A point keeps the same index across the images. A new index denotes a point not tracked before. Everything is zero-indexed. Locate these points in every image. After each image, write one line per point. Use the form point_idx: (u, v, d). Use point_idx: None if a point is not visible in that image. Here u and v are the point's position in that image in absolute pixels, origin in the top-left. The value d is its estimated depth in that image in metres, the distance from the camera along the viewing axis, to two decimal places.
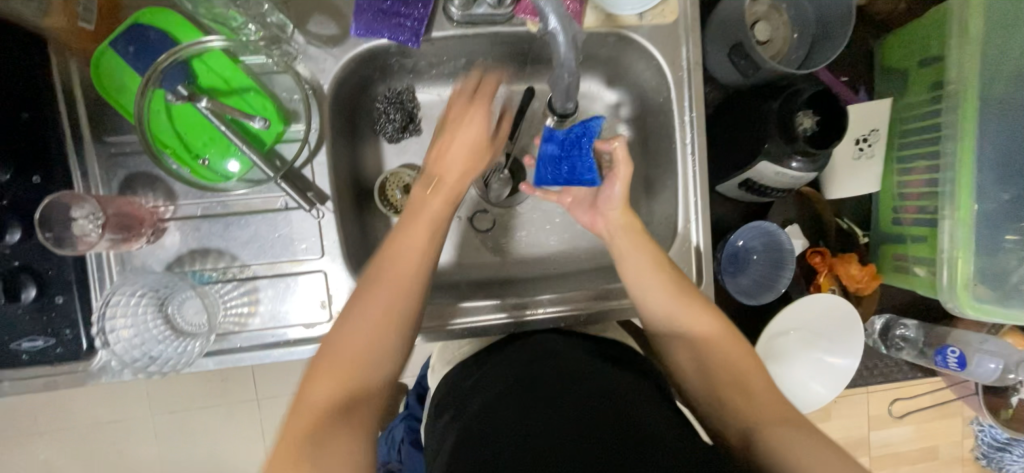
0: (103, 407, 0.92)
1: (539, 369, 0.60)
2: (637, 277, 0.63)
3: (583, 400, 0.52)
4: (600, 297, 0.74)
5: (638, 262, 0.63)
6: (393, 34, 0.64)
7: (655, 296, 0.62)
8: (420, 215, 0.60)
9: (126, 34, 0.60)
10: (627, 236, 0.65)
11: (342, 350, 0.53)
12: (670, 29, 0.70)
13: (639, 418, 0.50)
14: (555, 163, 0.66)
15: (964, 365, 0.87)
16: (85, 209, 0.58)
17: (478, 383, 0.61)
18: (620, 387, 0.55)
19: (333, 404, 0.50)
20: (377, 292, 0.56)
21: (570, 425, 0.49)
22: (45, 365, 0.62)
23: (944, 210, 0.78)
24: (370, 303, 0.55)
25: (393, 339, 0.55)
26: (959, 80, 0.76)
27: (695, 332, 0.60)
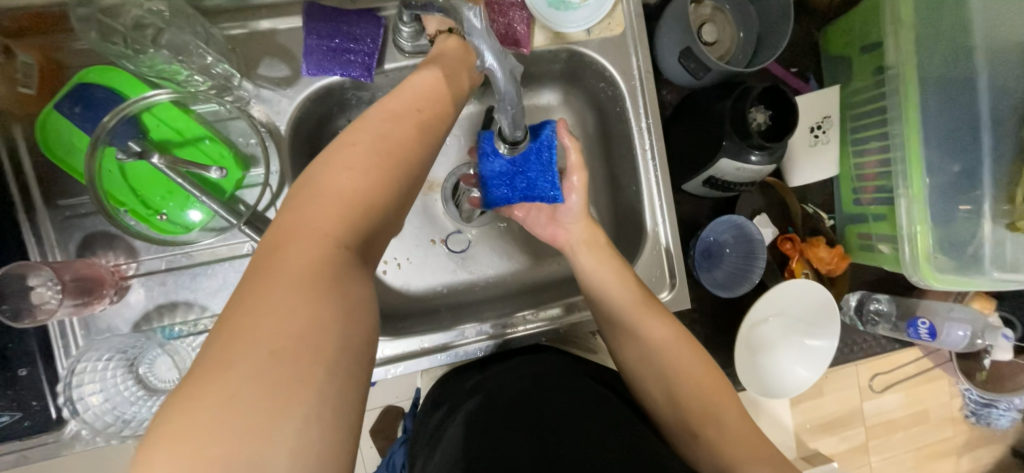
0: (85, 468, 0.89)
1: (534, 370, 0.64)
2: (602, 286, 0.65)
3: (569, 410, 0.55)
4: (570, 308, 0.75)
5: (604, 274, 0.65)
6: (346, 71, 0.65)
7: (621, 304, 0.63)
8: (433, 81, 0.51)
9: (71, 94, 0.59)
10: (588, 254, 0.66)
11: (345, 183, 0.41)
12: (618, 41, 0.72)
13: (620, 434, 0.53)
14: (507, 179, 0.66)
15: (936, 335, 0.91)
16: (42, 276, 0.56)
17: (469, 391, 0.63)
18: (604, 403, 0.58)
19: (340, 246, 0.39)
20: (395, 132, 0.45)
21: (559, 436, 0.51)
22: (14, 440, 0.59)
23: (899, 188, 0.81)
24: (384, 138, 0.44)
25: (405, 183, 0.44)
26: (898, 64, 0.80)
27: (660, 342, 0.61)
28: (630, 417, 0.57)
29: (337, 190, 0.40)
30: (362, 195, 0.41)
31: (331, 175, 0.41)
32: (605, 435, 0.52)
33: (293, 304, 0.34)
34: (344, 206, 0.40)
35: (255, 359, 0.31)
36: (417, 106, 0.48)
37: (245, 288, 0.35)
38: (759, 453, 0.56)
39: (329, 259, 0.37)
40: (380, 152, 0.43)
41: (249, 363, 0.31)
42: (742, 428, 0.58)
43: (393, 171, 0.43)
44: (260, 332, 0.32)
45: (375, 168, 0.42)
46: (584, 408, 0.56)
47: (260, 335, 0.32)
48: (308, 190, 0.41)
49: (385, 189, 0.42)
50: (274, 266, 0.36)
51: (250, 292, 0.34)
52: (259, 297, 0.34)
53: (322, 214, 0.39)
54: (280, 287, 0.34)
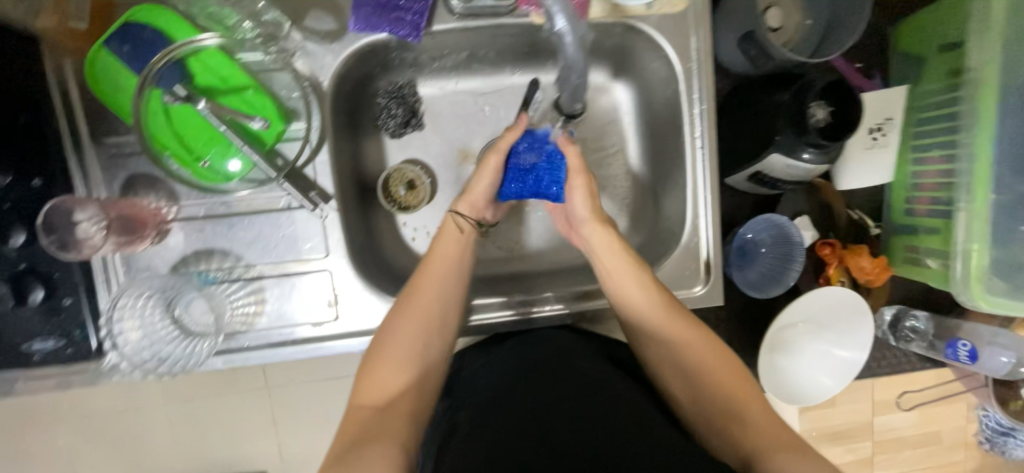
0: (116, 397, 0.93)
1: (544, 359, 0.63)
2: (623, 288, 0.64)
3: (580, 398, 0.55)
4: (578, 297, 0.73)
5: (623, 277, 0.64)
6: (393, 29, 0.63)
7: (642, 308, 0.63)
8: (448, 242, 0.65)
9: (120, 33, 0.59)
10: (609, 254, 0.65)
11: (387, 354, 0.58)
12: (679, 19, 0.68)
13: (632, 421, 0.52)
14: (521, 176, 0.69)
15: (975, 358, 0.87)
16: (89, 212, 0.59)
17: (478, 376, 0.65)
18: (616, 390, 0.58)
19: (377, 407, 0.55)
20: (416, 309, 0.61)
21: (570, 427, 0.51)
22: (56, 365, 0.62)
23: (960, 202, 0.76)
24: (408, 322, 0.60)
25: (432, 343, 0.61)
26: (979, 67, 0.73)
27: (678, 340, 0.61)
28: (645, 405, 0.57)
29: (413, 298, 0.61)
30: (428, 301, 0.61)
31: (411, 290, 0.62)
32: (617, 422, 0.52)
33: (388, 381, 0.57)
34: (417, 309, 0.61)
35: (367, 412, 0.55)
36: (456, 223, 0.67)
37: (360, 369, 0.59)
38: (792, 447, 0.51)
39: (410, 348, 0.59)
40: (444, 266, 0.63)
41: (363, 417, 0.54)
42: (772, 425, 0.54)
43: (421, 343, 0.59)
44: (369, 398, 0.56)
45: (439, 282, 0.62)
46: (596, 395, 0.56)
47: (370, 400, 0.56)
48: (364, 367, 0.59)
49: (413, 356, 0.59)
50: (376, 354, 0.58)
51: (364, 371, 0.58)
52: (370, 376, 0.57)
53: (401, 318, 0.60)
54: (381, 369, 0.57)
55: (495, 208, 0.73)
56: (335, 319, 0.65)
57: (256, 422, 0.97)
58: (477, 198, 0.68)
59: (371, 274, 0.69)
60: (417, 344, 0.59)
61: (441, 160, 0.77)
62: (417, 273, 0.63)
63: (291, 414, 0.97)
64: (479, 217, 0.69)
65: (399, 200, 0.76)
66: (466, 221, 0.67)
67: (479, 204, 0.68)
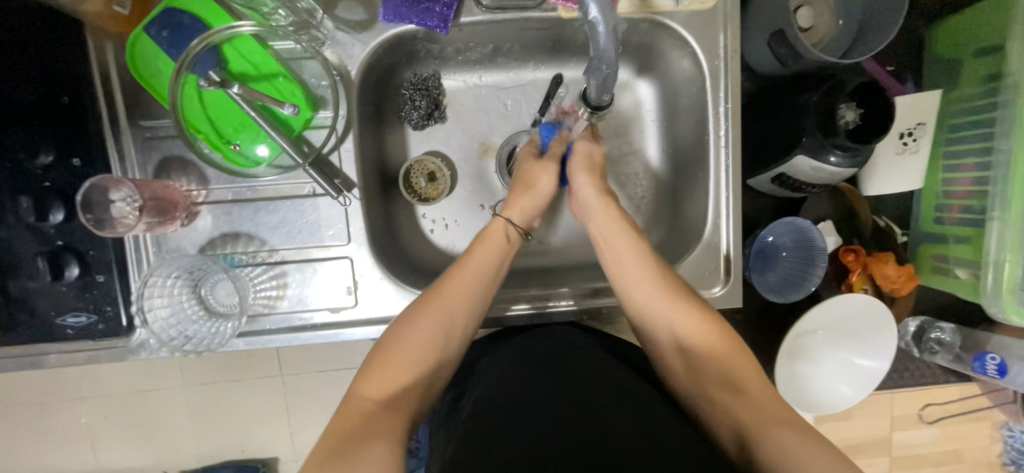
0: (138, 375, 0.96)
1: (542, 355, 0.64)
2: (636, 277, 0.64)
3: (584, 396, 0.55)
4: (592, 295, 0.73)
5: (634, 268, 0.65)
6: (421, 20, 0.64)
7: (647, 286, 0.64)
8: (487, 237, 0.66)
9: (159, 18, 0.60)
10: (620, 248, 0.66)
11: (412, 337, 0.58)
12: (708, 16, 0.67)
13: (634, 418, 0.52)
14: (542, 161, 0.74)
15: (1005, 373, 0.84)
16: (123, 192, 0.60)
17: (480, 373, 0.64)
18: (622, 386, 0.57)
19: (386, 395, 0.54)
20: (450, 291, 0.61)
21: (570, 427, 0.50)
22: (87, 340, 0.64)
23: (993, 211, 0.74)
24: (438, 304, 0.60)
25: (456, 337, 0.60)
26: (1018, 71, 0.70)
27: (689, 339, 0.60)
28: (648, 399, 0.56)
29: (441, 298, 0.60)
30: (453, 305, 0.60)
31: (439, 291, 0.61)
32: (620, 419, 0.51)
33: (400, 377, 0.55)
34: (443, 310, 0.59)
35: (370, 406, 0.52)
36: (506, 231, 0.68)
37: (372, 360, 0.57)
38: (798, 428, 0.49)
39: (427, 348, 0.57)
40: (479, 261, 0.63)
41: (367, 408, 0.52)
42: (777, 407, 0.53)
43: (447, 329, 0.59)
44: (376, 390, 0.54)
45: (468, 287, 0.61)
46: (601, 392, 0.55)
47: (376, 393, 0.54)
48: (379, 346, 0.58)
49: (435, 342, 0.58)
50: (393, 349, 0.57)
51: (381, 352, 0.57)
52: (383, 369, 0.55)
53: (425, 318, 0.59)
54: (396, 361, 0.56)
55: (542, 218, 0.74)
56: (354, 305, 0.67)
57: (271, 406, 0.99)
58: (526, 208, 0.70)
59: (390, 263, 0.69)
60: (440, 330, 0.59)
61: (462, 152, 0.78)
62: (448, 275, 0.62)
63: (305, 400, 0.99)
64: (526, 226, 0.71)
65: (419, 191, 0.76)
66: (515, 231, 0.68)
67: (528, 217, 0.70)
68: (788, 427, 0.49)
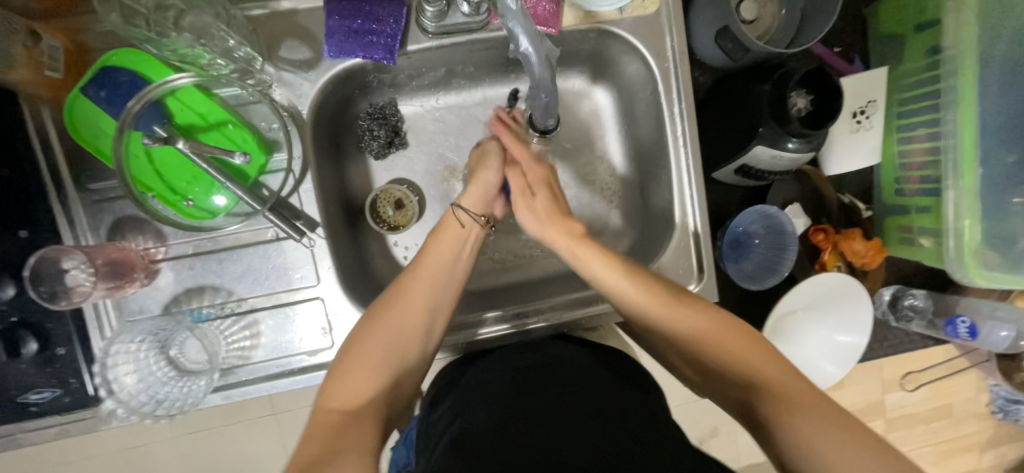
0: (123, 434, 0.93)
1: (537, 366, 0.62)
2: (603, 277, 0.62)
3: (561, 404, 0.54)
4: (579, 303, 0.72)
5: (624, 287, 0.61)
6: (367, 53, 0.63)
7: (632, 301, 0.61)
8: (440, 232, 0.64)
9: (96, 78, 0.59)
10: (613, 275, 0.62)
11: (369, 355, 0.56)
12: (653, 20, 0.68)
13: (622, 422, 0.52)
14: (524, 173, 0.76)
15: (975, 334, 0.87)
16: (75, 260, 0.58)
17: (463, 387, 0.63)
18: (603, 391, 0.57)
19: (350, 412, 0.52)
20: (401, 303, 0.59)
21: (546, 432, 0.51)
22: (56, 415, 0.62)
23: (947, 179, 0.76)
24: (387, 320, 0.58)
25: (417, 341, 0.59)
26: (956, 45, 0.73)
27: (680, 330, 0.59)
28: (639, 406, 0.56)
29: (396, 304, 0.59)
30: (411, 308, 0.59)
31: (399, 288, 0.60)
32: (603, 425, 0.51)
33: (362, 386, 0.55)
34: (402, 309, 0.59)
35: (335, 417, 0.52)
36: (457, 216, 0.65)
37: (333, 371, 0.56)
38: (813, 403, 0.50)
39: (385, 353, 0.57)
40: (438, 259, 0.62)
41: (330, 425, 0.51)
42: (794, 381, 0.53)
43: (400, 340, 0.58)
44: (339, 403, 0.53)
45: (424, 290, 0.60)
46: (581, 398, 0.55)
47: (338, 405, 0.53)
48: (345, 361, 0.56)
49: (398, 351, 0.57)
50: (352, 365, 0.55)
51: (342, 375, 0.55)
52: (341, 381, 0.55)
53: (383, 322, 0.58)
54: (358, 378, 0.55)
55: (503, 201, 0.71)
56: (331, 346, 0.65)
57: (266, 446, 0.96)
58: (478, 195, 0.67)
59: (364, 298, 0.68)
60: (393, 342, 0.57)
61: (427, 176, 0.77)
62: (408, 274, 0.61)
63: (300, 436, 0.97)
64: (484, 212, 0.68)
65: (388, 220, 0.76)
66: (468, 217, 0.66)
67: (482, 204, 0.68)
68: (802, 403, 0.50)
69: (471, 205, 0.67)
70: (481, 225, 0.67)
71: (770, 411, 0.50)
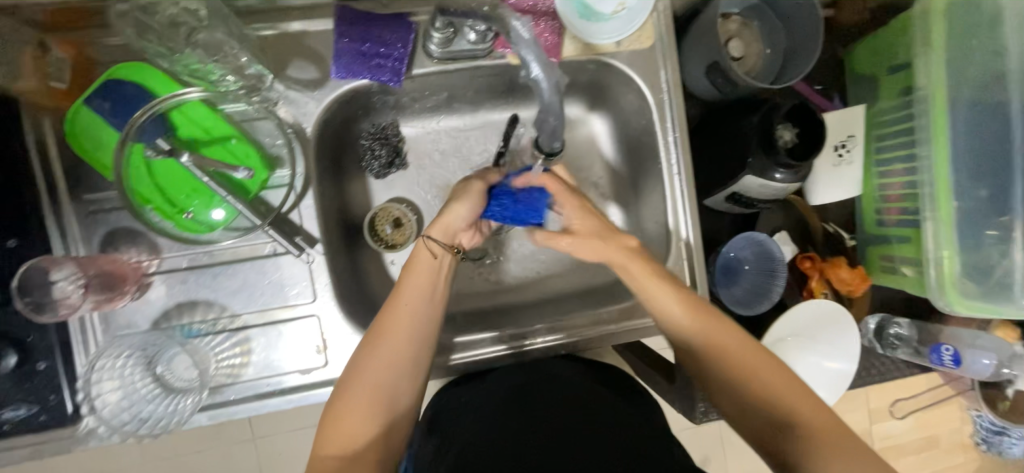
0: (91, 460, 0.88)
1: (535, 390, 0.61)
2: (659, 302, 0.61)
3: (556, 430, 0.53)
4: (598, 323, 0.72)
5: (669, 306, 0.60)
6: (375, 75, 0.65)
7: (687, 325, 0.60)
8: (415, 266, 0.60)
9: (102, 90, 0.59)
10: (654, 297, 0.61)
11: (358, 391, 0.54)
12: (648, 53, 0.72)
13: (613, 439, 0.51)
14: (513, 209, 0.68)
15: (959, 362, 0.90)
16: (65, 271, 0.57)
17: (459, 411, 0.62)
18: (597, 409, 0.57)
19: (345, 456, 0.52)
20: (385, 337, 0.56)
21: (543, 460, 0.49)
22: (29, 435, 0.59)
23: (926, 210, 0.80)
24: (376, 355, 0.56)
25: (407, 374, 0.57)
26: (927, 85, 0.78)
27: (705, 352, 0.58)
28: (638, 427, 0.55)
29: (381, 337, 0.56)
30: (396, 343, 0.56)
31: (378, 327, 0.57)
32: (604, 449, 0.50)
33: (356, 425, 0.53)
34: (389, 345, 0.56)
35: (332, 464, 0.51)
36: (429, 248, 0.61)
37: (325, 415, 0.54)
38: (853, 451, 0.49)
39: (378, 392, 0.55)
40: (417, 286, 0.59)
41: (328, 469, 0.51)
42: (835, 427, 0.51)
43: (391, 372, 0.55)
44: (335, 448, 0.52)
45: (410, 320, 0.57)
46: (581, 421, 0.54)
47: (336, 451, 0.52)
48: (335, 402, 0.54)
49: (388, 384, 0.55)
50: (341, 401, 0.54)
51: (332, 414, 0.54)
52: (336, 425, 0.53)
53: (370, 359, 0.55)
54: (348, 415, 0.53)
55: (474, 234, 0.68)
56: (324, 365, 0.64)
57: None
58: (451, 224, 0.64)
59: (359, 316, 0.67)
60: (384, 379, 0.55)
61: (426, 196, 0.78)
62: (386, 310, 0.58)
63: (281, 464, 0.93)
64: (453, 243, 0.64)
65: (385, 238, 0.76)
66: (439, 247, 0.62)
67: (453, 233, 0.64)
68: (842, 454, 0.49)
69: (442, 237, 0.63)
70: (452, 253, 0.63)
71: (800, 457, 0.50)
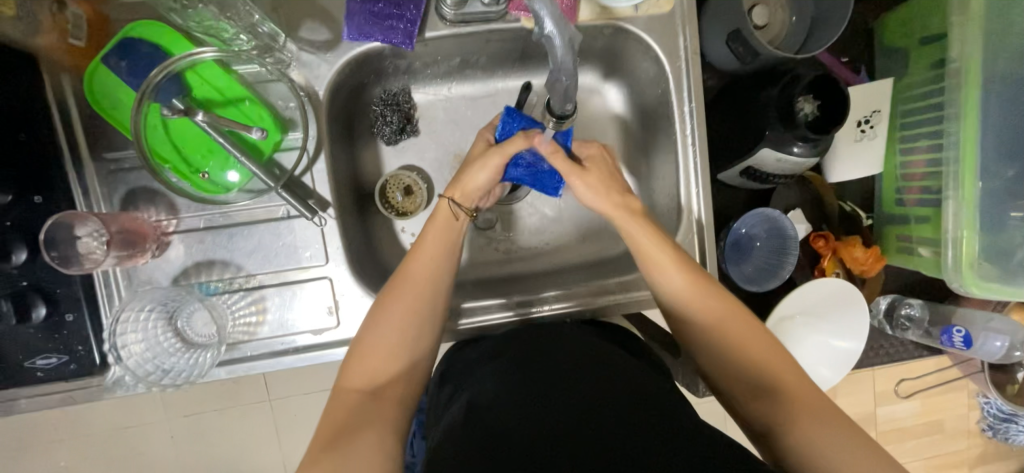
0: (119, 412, 0.93)
1: (546, 347, 0.62)
2: (653, 270, 0.61)
3: (569, 384, 0.55)
4: (600, 293, 0.73)
5: (672, 276, 0.60)
6: (387, 37, 0.64)
7: (678, 291, 0.60)
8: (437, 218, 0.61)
9: (118, 48, 0.60)
10: (660, 269, 0.61)
11: (380, 336, 0.56)
12: (667, 19, 0.69)
13: (625, 394, 0.53)
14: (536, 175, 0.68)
15: (970, 344, 0.89)
16: (89, 227, 0.59)
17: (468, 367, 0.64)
18: (611, 365, 0.59)
19: (366, 390, 0.54)
20: (406, 287, 0.58)
21: (557, 407, 0.51)
22: (60, 382, 0.62)
23: (948, 189, 0.77)
24: (396, 300, 0.57)
25: (428, 322, 0.58)
26: (961, 58, 0.74)
27: (706, 318, 0.59)
28: (656, 390, 0.55)
29: (406, 281, 0.58)
30: (420, 288, 0.58)
31: (402, 276, 0.59)
32: (624, 405, 0.51)
33: (382, 361, 0.56)
34: (414, 292, 0.58)
35: (355, 398, 0.54)
36: (451, 211, 0.62)
37: (351, 354, 0.57)
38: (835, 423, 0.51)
39: (399, 336, 0.57)
40: (440, 239, 0.60)
41: (352, 401, 0.53)
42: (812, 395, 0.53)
43: (413, 318, 0.57)
44: (358, 383, 0.55)
45: (434, 270, 0.59)
46: (600, 379, 0.56)
47: (360, 387, 0.54)
48: (358, 345, 0.56)
49: (411, 331, 0.57)
50: (365, 343, 0.56)
51: (355, 355, 0.56)
52: (359, 363, 0.56)
53: (395, 304, 0.57)
54: (371, 355, 0.56)
55: (488, 198, 0.69)
56: (337, 326, 0.66)
57: (259, 431, 0.96)
58: (470, 188, 0.63)
59: (369, 280, 0.69)
60: (405, 326, 0.57)
61: (436, 164, 0.78)
62: (410, 259, 0.60)
63: (294, 422, 0.97)
64: (472, 207, 0.65)
65: (396, 205, 0.76)
66: (457, 208, 0.62)
67: (473, 196, 0.64)
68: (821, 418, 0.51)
69: (463, 203, 0.63)
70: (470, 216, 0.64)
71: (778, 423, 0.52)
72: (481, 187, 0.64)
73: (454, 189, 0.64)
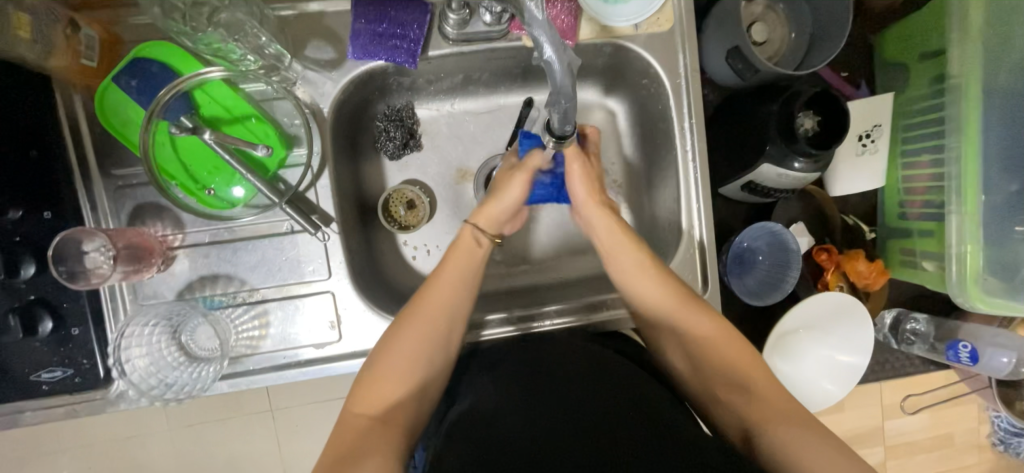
0: (122, 423, 0.94)
1: (544, 352, 0.62)
2: (631, 282, 0.64)
3: (571, 395, 0.55)
4: (601, 307, 0.73)
5: (652, 288, 0.62)
6: (390, 56, 0.65)
7: (661, 303, 0.62)
8: (458, 248, 0.64)
9: (128, 68, 0.61)
10: (636, 281, 0.63)
11: (393, 360, 0.57)
12: (667, 37, 0.70)
13: (630, 407, 0.53)
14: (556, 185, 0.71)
15: (976, 359, 0.88)
16: (96, 243, 0.59)
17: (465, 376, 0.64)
18: (612, 372, 0.58)
19: (375, 418, 0.54)
20: (422, 313, 0.59)
21: (563, 426, 0.52)
22: (65, 395, 0.63)
23: (950, 204, 0.77)
24: (411, 326, 0.59)
25: (440, 348, 0.59)
26: (961, 73, 0.74)
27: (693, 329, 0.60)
28: (666, 407, 0.55)
29: (422, 307, 0.60)
30: (434, 313, 0.59)
31: (420, 302, 0.60)
32: (627, 421, 0.52)
33: (392, 387, 0.56)
34: (430, 319, 0.59)
35: (365, 422, 0.54)
36: (476, 237, 0.65)
37: (362, 376, 0.57)
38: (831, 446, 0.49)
39: (412, 361, 0.57)
40: (461, 267, 0.62)
41: (362, 425, 0.53)
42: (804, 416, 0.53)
43: (426, 344, 0.58)
44: (368, 407, 0.55)
45: (451, 298, 0.61)
46: (608, 396, 0.55)
47: (369, 410, 0.55)
48: (371, 368, 0.57)
49: (423, 355, 0.58)
50: (378, 366, 0.57)
51: (368, 378, 0.57)
52: (371, 386, 0.56)
53: (410, 330, 0.58)
54: (384, 379, 0.56)
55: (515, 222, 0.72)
56: (339, 340, 0.66)
57: (261, 442, 0.96)
58: (495, 214, 0.67)
59: (372, 293, 0.69)
60: (419, 352, 0.58)
61: (438, 179, 0.79)
62: (429, 286, 0.61)
63: (296, 433, 0.97)
64: (497, 232, 0.68)
65: (399, 219, 0.77)
66: (483, 235, 0.65)
67: (499, 221, 0.67)
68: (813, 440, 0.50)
69: (489, 228, 0.66)
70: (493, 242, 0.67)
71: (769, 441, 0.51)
72: (506, 212, 0.67)
73: (481, 215, 0.67)
